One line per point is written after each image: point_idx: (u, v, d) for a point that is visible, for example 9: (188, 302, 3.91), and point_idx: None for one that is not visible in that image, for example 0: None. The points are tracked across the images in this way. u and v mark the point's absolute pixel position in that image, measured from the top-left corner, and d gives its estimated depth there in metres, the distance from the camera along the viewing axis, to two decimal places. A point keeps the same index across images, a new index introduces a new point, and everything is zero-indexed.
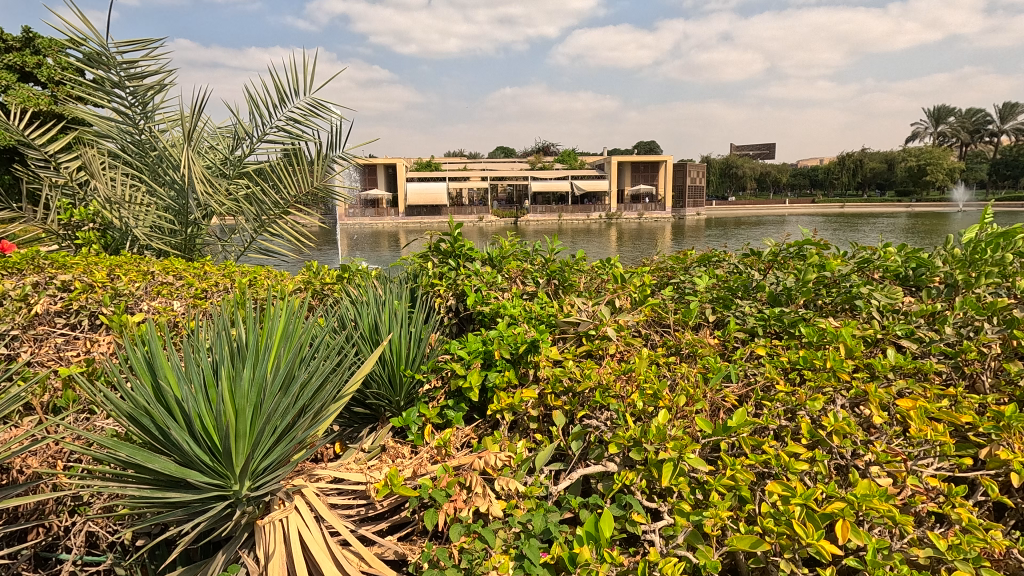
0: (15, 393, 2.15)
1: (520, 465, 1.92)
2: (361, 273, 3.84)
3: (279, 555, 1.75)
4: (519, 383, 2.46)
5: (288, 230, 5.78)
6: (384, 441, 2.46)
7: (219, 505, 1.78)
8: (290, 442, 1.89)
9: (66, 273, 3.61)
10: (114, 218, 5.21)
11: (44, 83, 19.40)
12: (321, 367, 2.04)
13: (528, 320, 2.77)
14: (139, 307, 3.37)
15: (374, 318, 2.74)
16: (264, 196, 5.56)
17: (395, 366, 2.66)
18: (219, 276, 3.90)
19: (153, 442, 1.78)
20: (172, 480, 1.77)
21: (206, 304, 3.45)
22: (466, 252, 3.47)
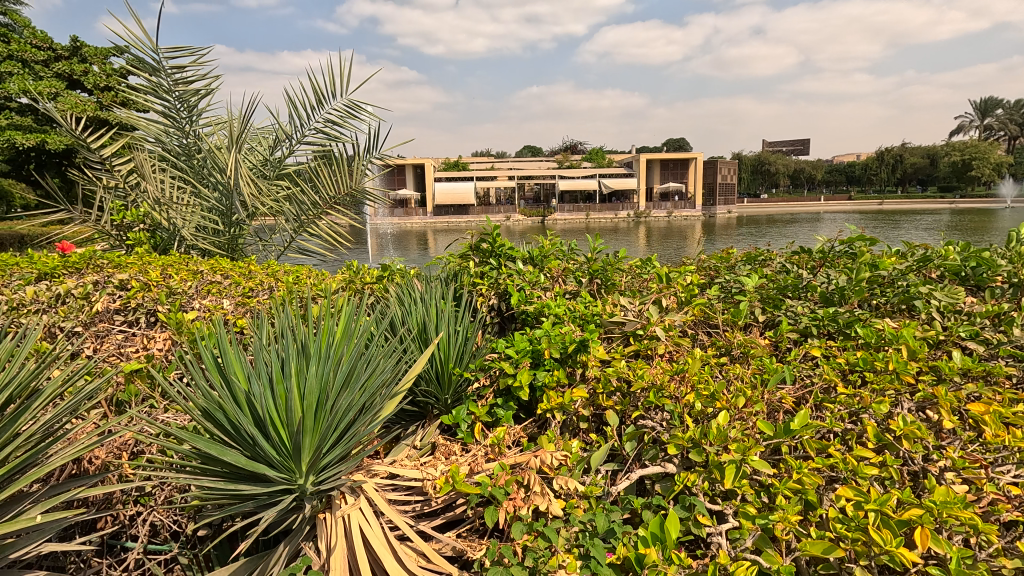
0: (77, 378, 1.86)
1: (576, 465, 1.93)
2: (402, 273, 3.88)
3: (340, 549, 1.79)
4: (567, 382, 2.45)
5: (327, 230, 5.86)
6: (434, 438, 2.48)
7: (284, 499, 1.83)
8: (352, 438, 1.92)
9: (123, 272, 3.74)
10: (163, 219, 5.36)
11: (91, 90, 20.24)
12: (379, 364, 2.07)
13: (574, 320, 2.75)
14: (192, 305, 3.45)
15: (422, 317, 2.76)
16: (304, 196, 5.65)
17: (444, 364, 2.64)
18: (264, 276, 3.98)
19: (224, 437, 1.85)
20: (242, 472, 1.83)
21: (255, 303, 3.53)
22: (507, 251, 3.46)
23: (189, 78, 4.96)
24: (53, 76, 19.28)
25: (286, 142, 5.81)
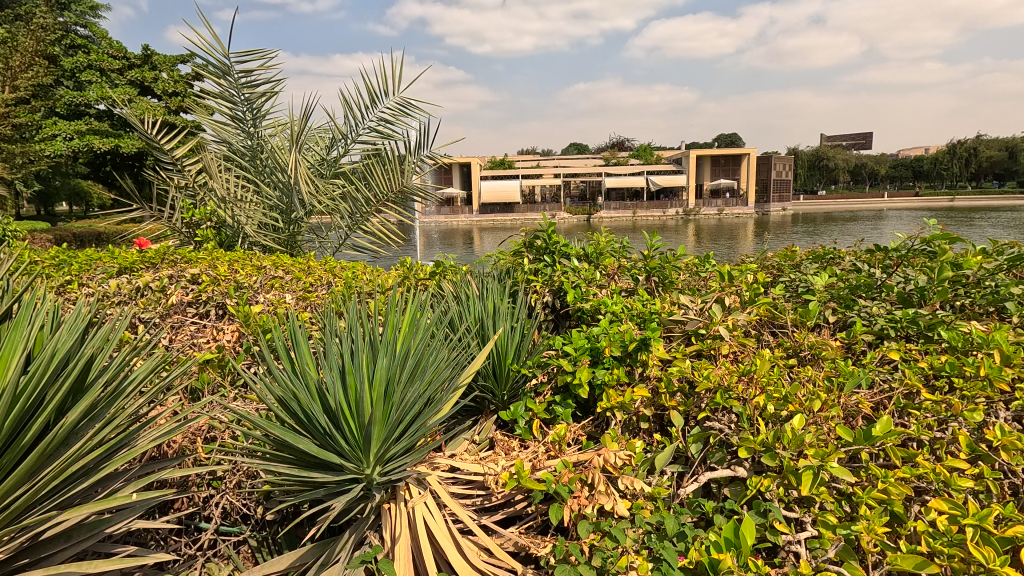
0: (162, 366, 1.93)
1: (641, 466, 1.90)
2: (456, 269, 3.90)
3: (405, 539, 1.83)
4: (627, 381, 2.40)
5: (381, 227, 5.98)
6: (491, 433, 2.47)
7: (352, 488, 1.87)
8: (417, 431, 1.95)
9: (194, 267, 3.92)
10: (228, 217, 5.61)
11: (160, 96, 21.43)
12: (443, 359, 2.09)
13: (633, 318, 2.69)
14: (257, 298, 3.59)
15: (479, 313, 2.76)
16: (359, 194, 5.77)
17: (501, 361, 2.61)
18: (323, 272, 4.10)
19: (296, 426, 1.91)
20: (313, 460, 1.89)
21: (315, 298, 3.63)
22: (561, 248, 3.42)
23: (255, 81, 5.16)
24: (127, 83, 20.53)
25: (341, 141, 5.93)
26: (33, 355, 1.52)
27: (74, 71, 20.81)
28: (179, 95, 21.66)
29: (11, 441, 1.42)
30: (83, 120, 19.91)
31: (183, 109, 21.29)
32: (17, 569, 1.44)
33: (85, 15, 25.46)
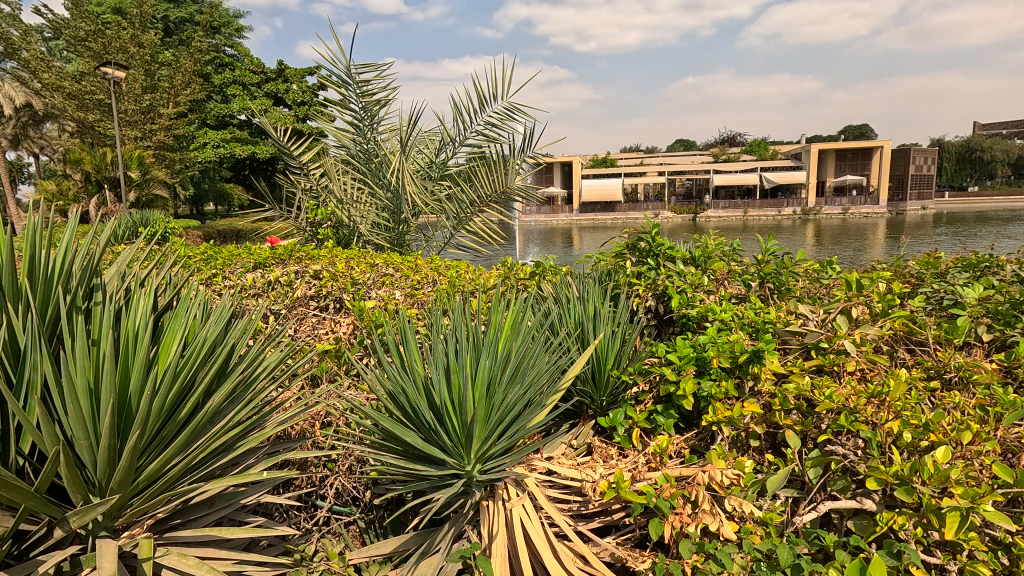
0: (286, 355, 2.11)
1: (750, 487, 1.79)
2: (556, 271, 3.90)
3: (502, 539, 1.87)
4: (736, 395, 2.26)
5: (483, 227, 6.13)
6: (589, 438, 2.44)
7: (453, 483, 1.93)
8: (518, 431, 1.97)
9: (316, 263, 4.26)
10: (345, 217, 6.02)
11: (290, 106, 23.58)
12: (544, 361, 2.09)
13: (745, 328, 2.52)
14: (370, 294, 3.82)
15: (580, 317, 2.74)
16: (463, 195, 5.95)
17: (601, 366, 2.57)
18: (429, 270, 4.27)
19: (403, 418, 2.02)
20: (418, 453, 1.98)
21: (422, 295, 3.80)
22: (666, 251, 3.29)
23: (373, 89, 5.50)
24: (264, 95, 22.83)
25: (449, 144, 6.10)
26: (189, 341, 1.72)
27: (222, 86, 23.49)
28: (307, 104, 23.70)
29: (171, 416, 1.62)
30: (228, 129, 22.43)
31: (310, 117, 23.27)
32: (171, 528, 1.64)
33: (232, 36, 28.65)
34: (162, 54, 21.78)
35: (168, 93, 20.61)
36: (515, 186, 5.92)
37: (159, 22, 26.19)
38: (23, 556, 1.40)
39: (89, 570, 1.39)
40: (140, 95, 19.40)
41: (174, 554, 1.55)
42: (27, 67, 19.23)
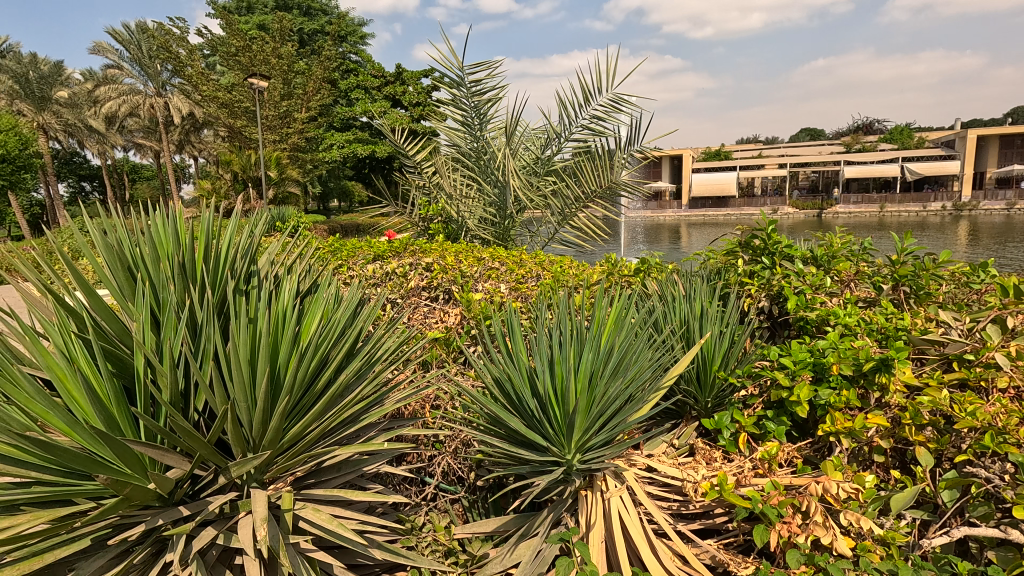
0: (402, 339, 2.28)
1: (871, 503, 1.67)
2: (661, 268, 3.81)
3: (599, 529, 1.91)
4: (858, 406, 2.11)
5: (588, 222, 6.10)
6: (692, 439, 2.39)
7: (554, 470, 2.00)
8: (619, 425, 1.99)
9: (428, 255, 4.48)
10: (454, 212, 6.27)
11: (407, 107, 24.99)
12: (647, 358, 2.09)
13: (872, 334, 2.32)
14: (477, 286, 3.99)
15: (685, 316, 2.67)
16: (568, 191, 5.94)
17: (706, 365, 2.49)
18: (532, 264, 4.34)
19: (508, 405, 2.12)
20: (520, 438, 2.07)
21: (526, 290, 3.90)
22: (784, 249, 3.09)
23: (484, 90, 5.69)
24: (384, 98, 24.41)
25: (555, 140, 6.14)
26: (325, 322, 1.95)
27: (347, 91, 25.41)
28: (421, 105, 24.97)
29: (309, 387, 1.85)
30: (352, 131, 24.28)
31: (424, 116, 24.49)
32: (306, 486, 1.87)
33: (358, 45, 30.92)
34: (297, 63, 23.99)
35: (301, 99, 22.69)
36: (622, 181, 5.82)
37: (296, 35, 28.86)
38: (195, 497, 1.67)
39: (244, 514, 1.63)
40: (279, 101, 21.50)
41: (309, 508, 1.77)
42: (192, 83, 22.15)
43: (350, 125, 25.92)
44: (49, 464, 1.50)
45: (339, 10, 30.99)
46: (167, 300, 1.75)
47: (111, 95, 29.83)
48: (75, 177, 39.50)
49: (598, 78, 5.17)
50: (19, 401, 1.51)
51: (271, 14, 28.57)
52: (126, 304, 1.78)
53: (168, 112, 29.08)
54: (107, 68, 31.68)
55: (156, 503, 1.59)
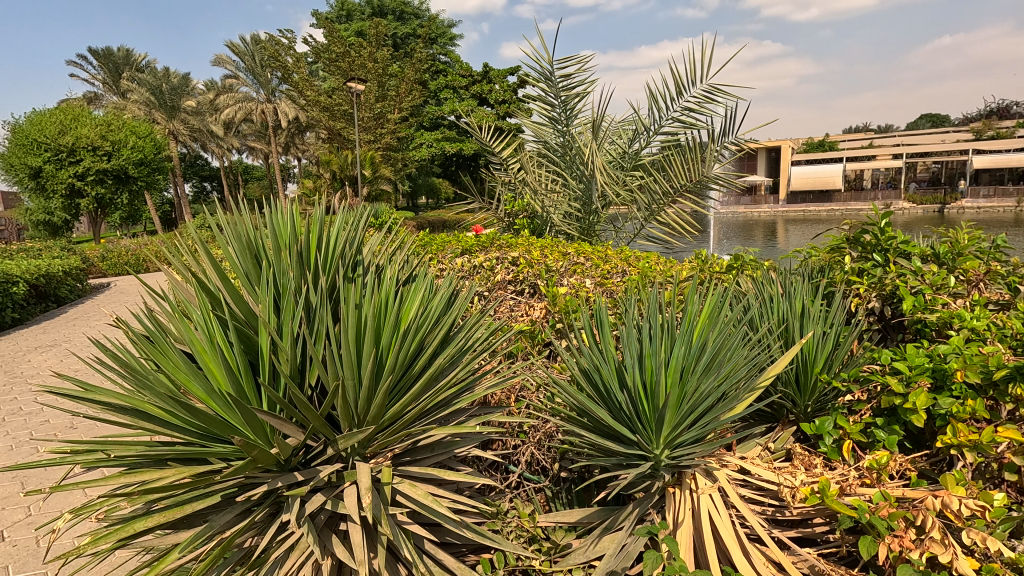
0: (491, 329, 2.35)
1: (999, 523, 1.53)
2: (756, 265, 3.64)
3: (687, 528, 1.89)
4: (985, 418, 1.92)
5: (676, 218, 5.87)
6: (789, 444, 2.27)
7: (641, 465, 1.98)
8: (712, 423, 1.93)
9: (514, 250, 4.53)
10: (539, 207, 6.28)
11: (493, 104, 25.48)
12: (742, 355, 2.01)
13: (1005, 340, 2.10)
14: (562, 281, 3.99)
15: (785, 314, 2.53)
16: (657, 186, 5.74)
17: (807, 367, 2.34)
18: (618, 260, 4.28)
19: (595, 397, 2.13)
20: (607, 430, 2.07)
21: (612, 285, 3.85)
22: (900, 246, 2.83)
23: (572, 85, 5.67)
24: (471, 97, 25.04)
25: (643, 133, 5.98)
26: (422, 309, 2.07)
27: (437, 91, 26.29)
28: (508, 103, 25.36)
29: (407, 369, 1.97)
30: (441, 130, 25.14)
31: (510, 113, 24.82)
32: (402, 463, 1.99)
33: (448, 46, 31.82)
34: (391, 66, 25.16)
35: (395, 101, 23.76)
36: (715, 174, 5.51)
37: (390, 39, 30.21)
38: (305, 465, 1.82)
39: (349, 484, 1.77)
40: (374, 103, 22.65)
41: (406, 483, 1.89)
42: (298, 89, 23.86)
43: (438, 124, 26.82)
44: (187, 427, 1.70)
45: (430, 13, 32.07)
46: (286, 285, 1.93)
47: (229, 103, 32.81)
48: (197, 177, 43.87)
49: (692, 69, 5.00)
50: (166, 370, 1.73)
51: (368, 21, 30.15)
52: (252, 288, 1.97)
53: (276, 116, 31.55)
54: (225, 78, 34.86)
55: (274, 468, 1.76)
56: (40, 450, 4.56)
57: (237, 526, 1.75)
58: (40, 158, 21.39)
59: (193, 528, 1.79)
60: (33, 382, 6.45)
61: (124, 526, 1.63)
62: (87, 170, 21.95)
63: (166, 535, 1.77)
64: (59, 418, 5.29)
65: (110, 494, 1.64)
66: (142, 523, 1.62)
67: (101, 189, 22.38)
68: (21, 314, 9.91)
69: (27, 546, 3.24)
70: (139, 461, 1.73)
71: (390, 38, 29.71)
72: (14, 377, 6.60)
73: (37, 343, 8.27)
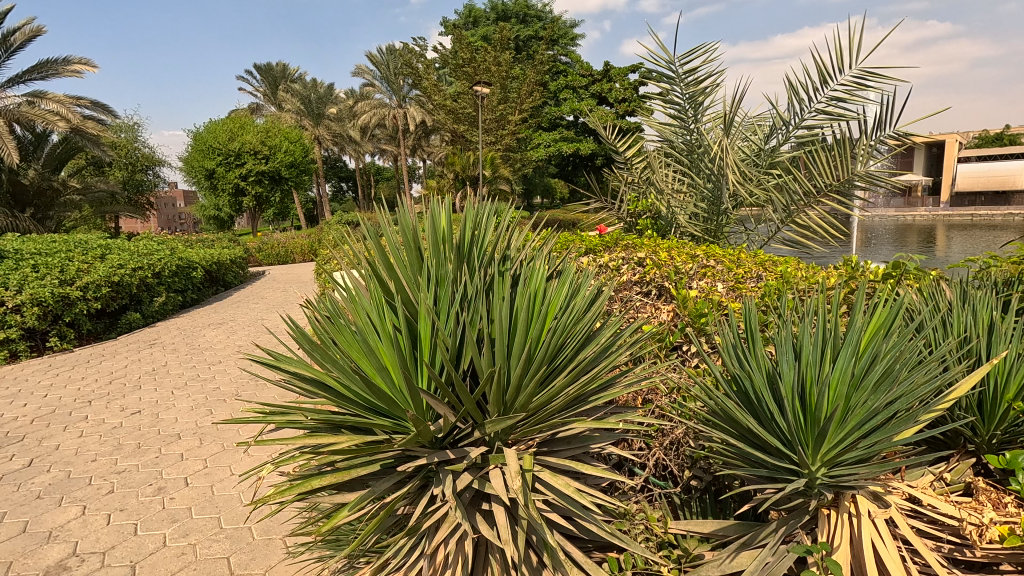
0: (629, 328, 2.33)
1: None
2: (920, 273, 3.24)
3: (845, 552, 1.76)
4: None
5: (818, 221, 5.14)
6: (969, 476, 1.99)
7: (791, 481, 1.86)
8: (879, 443, 1.77)
9: (639, 250, 4.31)
10: (663, 208, 5.67)
11: (612, 103, 25.35)
12: (920, 372, 1.82)
13: None
14: (692, 284, 3.81)
15: (967, 330, 2.24)
16: (796, 185, 5.12)
17: (997, 392, 2.03)
18: (756, 262, 3.94)
19: (743, 405, 2.05)
20: (755, 440, 1.99)
21: (748, 291, 3.59)
22: None
23: (701, 80, 5.09)
24: (591, 97, 25.22)
25: (781, 129, 5.34)
26: (568, 304, 2.12)
27: (556, 92, 26.52)
28: (628, 102, 24.98)
29: (552, 362, 2.04)
30: (560, 131, 25.89)
31: (630, 112, 24.51)
32: (541, 453, 2.06)
33: (571, 46, 31.88)
34: (513, 69, 25.85)
35: (516, 103, 24.43)
36: (858, 171, 4.71)
37: (514, 42, 30.99)
38: (455, 445, 1.96)
39: (495, 466, 1.87)
40: (496, 105, 23.30)
41: (547, 472, 1.96)
42: (427, 94, 25.33)
43: (557, 124, 27.13)
44: (356, 400, 1.91)
45: (553, 15, 32.45)
46: (445, 276, 2.09)
47: (365, 109, 35.69)
48: (336, 178, 48.28)
49: (838, 55, 4.38)
50: (342, 347, 1.96)
51: (493, 25, 31.25)
52: (414, 277, 2.16)
53: (406, 121, 33.81)
54: (363, 87, 37.95)
55: (429, 444, 1.91)
56: (213, 413, 5.31)
57: (394, 494, 1.92)
58: (214, 162, 24.83)
59: (356, 491, 1.99)
60: (206, 354, 7.49)
61: (305, 481, 1.86)
62: (250, 172, 25.11)
63: (333, 495, 1.99)
64: (227, 386, 6.11)
65: (296, 453, 1.87)
66: (319, 481, 1.84)
67: (260, 188, 25.40)
68: (198, 295, 11.60)
69: (205, 492, 3.80)
70: (319, 425, 1.97)
71: (514, 41, 30.55)
72: (193, 348, 7.75)
73: (209, 321, 9.58)
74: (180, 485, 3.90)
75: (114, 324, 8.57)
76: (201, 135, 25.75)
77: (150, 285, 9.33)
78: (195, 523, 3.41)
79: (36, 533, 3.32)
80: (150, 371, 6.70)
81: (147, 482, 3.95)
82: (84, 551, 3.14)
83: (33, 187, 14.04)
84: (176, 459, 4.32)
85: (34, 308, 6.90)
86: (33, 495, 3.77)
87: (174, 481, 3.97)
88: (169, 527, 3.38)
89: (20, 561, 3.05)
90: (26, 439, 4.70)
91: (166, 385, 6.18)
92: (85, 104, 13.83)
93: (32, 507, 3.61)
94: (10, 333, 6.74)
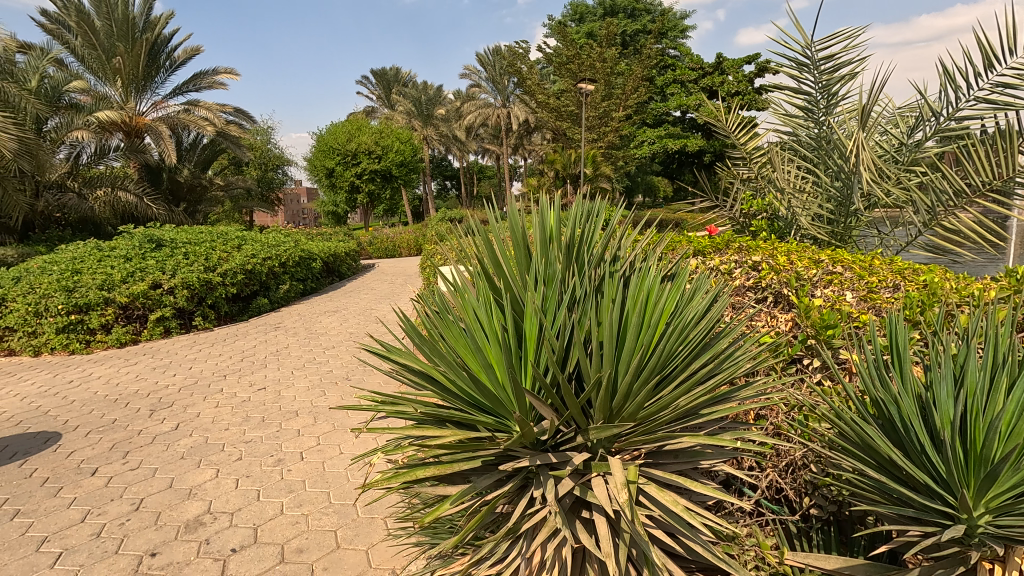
0: (746, 338, 2.14)
1: None
2: None
3: None
4: None
5: (972, 226, 4.21)
6: None
7: (944, 524, 1.62)
8: None
9: (755, 254, 3.96)
10: (784, 207, 5.26)
11: (724, 97, 24.22)
12: None
13: None
14: (815, 291, 3.41)
15: None
16: (943, 183, 4.26)
17: None
18: (892, 271, 3.48)
19: (885, 433, 1.82)
20: (901, 474, 1.75)
21: (882, 303, 3.13)
22: None
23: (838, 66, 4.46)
24: (701, 90, 24.44)
25: (931, 120, 4.61)
26: (682, 311, 2.00)
27: (663, 87, 25.66)
28: (741, 95, 23.75)
29: (663, 370, 1.93)
30: (665, 127, 25.37)
31: (743, 106, 23.26)
32: (646, 465, 1.96)
33: (680, 39, 30.71)
34: (620, 65, 25.40)
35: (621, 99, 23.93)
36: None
37: (620, 38, 30.45)
38: (557, 448, 1.92)
39: (598, 475, 1.82)
40: (599, 103, 22.85)
41: (653, 486, 1.86)
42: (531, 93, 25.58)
43: (662, 120, 26.26)
44: (461, 395, 1.94)
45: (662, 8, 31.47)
46: (553, 275, 2.05)
47: (470, 109, 36.71)
48: (441, 176, 50.36)
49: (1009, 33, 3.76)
50: (449, 342, 1.98)
51: (600, 22, 30.89)
52: (522, 274, 2.14)
53: (509, 121, 34.41)
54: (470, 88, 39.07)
55: (531, 446, 1.88)
56: (327, 394, 5.73)
57: (495, 491, 1.91)
58: (333, 161, 26.77)
59: (456, 485, 2.01)
60: (322, 339, 8.12)
61: (410, 470, 1.90)
62: (364, 171, 26.85)
63: (435, 486, 2.02)
64: (340, 369, 6.58)
65: (402, 443, 1.91)
66: (424, 471, 1.86)
67: (372, 186, 27.07)
68: (317, 284, 12.59)
69: (318, 467, 4.09)
70: (425, 418, 2.00)
71: (620, 37, 30.03)
72: (311, 333, 8.43)
73: (324, 308, 10.38)
74: (296, 458, 4.24)
75: (247, 307, 9.51)
76: (324, 136, 27.96)
77: (277, 273, 10.26)
78: (308, 495, 3.68)
79: (179, 489, 3.75)
80: (274, 352, 7.35)
81: (269, 454, 4.33)
82: (217, 510, 3.49)
83: (186, 184, 15.98)
84: (294, 434, 4.70)
85: (184, 291, 7.83)
86: (178, 456, 4.27)
87: (292, 454, 4.32)
88: (286, 496, 3.67)
89: (166, 512, 3.46)
90: (174, 406, 5.33)
91: (288, 365, 6.78)
92: (229, 110, 15.51)
93: (177, 466, 4.09)
94: (164, 311, 7.67)
